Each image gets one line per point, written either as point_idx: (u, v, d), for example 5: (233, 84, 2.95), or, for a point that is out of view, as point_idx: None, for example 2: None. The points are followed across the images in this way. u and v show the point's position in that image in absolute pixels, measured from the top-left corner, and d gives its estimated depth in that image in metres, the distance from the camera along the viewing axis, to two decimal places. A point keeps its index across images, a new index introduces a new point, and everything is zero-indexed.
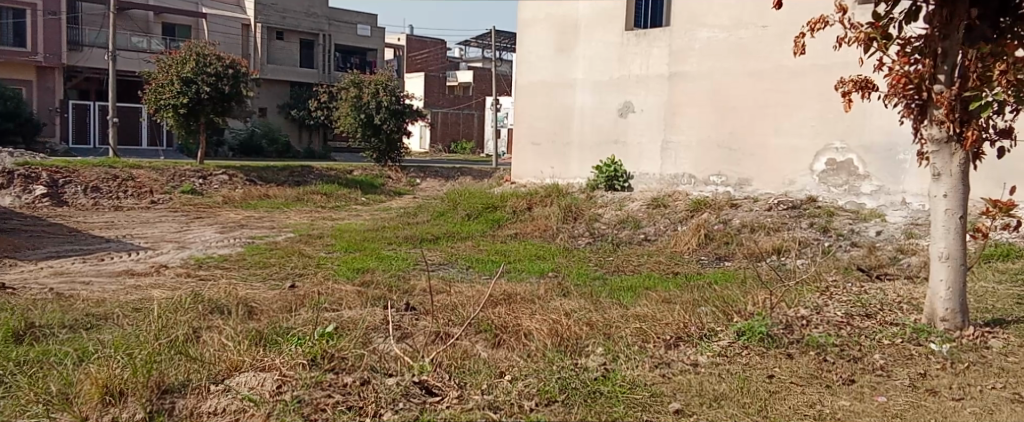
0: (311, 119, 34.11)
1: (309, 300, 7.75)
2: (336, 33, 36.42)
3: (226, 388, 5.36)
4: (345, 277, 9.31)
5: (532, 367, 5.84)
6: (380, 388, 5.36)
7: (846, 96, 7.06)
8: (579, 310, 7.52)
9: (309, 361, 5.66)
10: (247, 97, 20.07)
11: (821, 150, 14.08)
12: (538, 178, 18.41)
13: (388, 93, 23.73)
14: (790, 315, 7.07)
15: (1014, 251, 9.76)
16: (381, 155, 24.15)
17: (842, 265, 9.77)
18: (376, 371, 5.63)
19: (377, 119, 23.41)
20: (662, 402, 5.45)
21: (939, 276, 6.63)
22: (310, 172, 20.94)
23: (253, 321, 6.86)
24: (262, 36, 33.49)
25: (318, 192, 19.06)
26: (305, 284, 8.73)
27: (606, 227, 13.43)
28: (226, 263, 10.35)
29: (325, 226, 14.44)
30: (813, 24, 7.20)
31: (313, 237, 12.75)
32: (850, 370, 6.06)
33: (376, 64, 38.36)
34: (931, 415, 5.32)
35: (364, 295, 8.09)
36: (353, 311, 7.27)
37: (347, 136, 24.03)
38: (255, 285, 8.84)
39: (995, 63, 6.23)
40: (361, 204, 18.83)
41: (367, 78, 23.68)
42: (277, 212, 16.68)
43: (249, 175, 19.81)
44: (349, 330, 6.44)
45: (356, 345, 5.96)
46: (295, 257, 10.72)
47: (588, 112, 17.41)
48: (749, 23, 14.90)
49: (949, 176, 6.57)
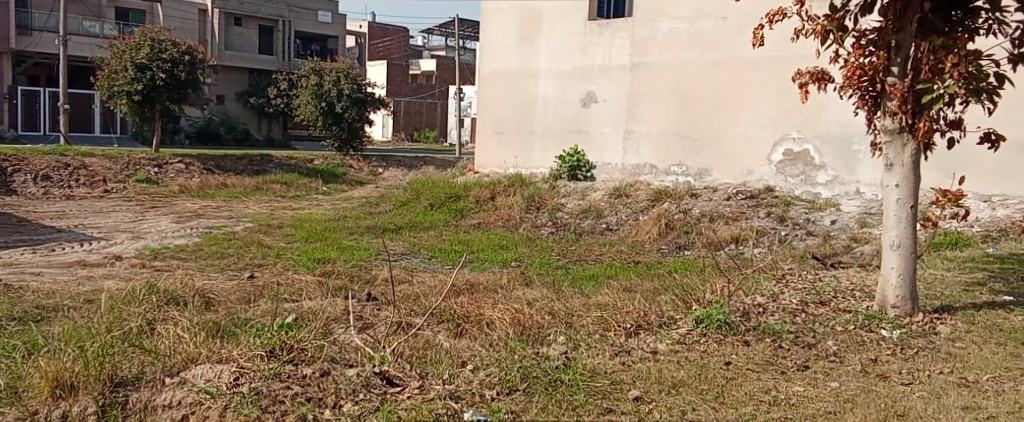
0: (270, 107, 33.77)
1: (268, 291, 7.73)
2: (295, 20, 36.02)
3: (182, 380, 5.32)
4: (305, 267, 9.27)
5: (493, 357, 5.87)
6: (339, 378, 5.36)
7: (803, 88, 7.16)
8: (541, 300, 7.58)
9: (267, 352, 5.62)
10: (204, 85, 19.81)
11: (779, 141, 14.30)
12: (500, 167, 18.42)
13: (350, 81, 23.56)
14: (747, 302, 7.21)
15: (963, 239, 10.00)
16: (342, 144, 23.96)
17: (798, 254, 9.95)
18: (336, 362, 5.62)
19: (337, 108, 23.26)
20: (621, 390, 5.52)
21: (891, 264, 6.80)
22: (269, 161, 20.75)
23: (210, 312, 6.82)
24: (220, 22, 32.98)
25: (278, 181, 18.93)
26: (264, 275, 8.69)
27: (568, 217, 13.52)
28: (183, 253, 10.25)
29: (286, 216, 14.34)
30: (771, 16, 7.30)
31: (274, 227, 12.66)
32: (804, 356, 6.19)
33: (337, 51, 38.28)
34: (882, 399, 5.45)
35: (325, 285, 8.07)
36: (313, 302, 7.26)
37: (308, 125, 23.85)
38: (213, 275, 8.77)
39: (948, 56, 6.24)
40: (322, 193, 18.72)
41: (328, 66, 23.43)
42: (236, 201, 16.51)
43: (206, 163, 19.62)
44: (309, 321, 6.40)
45: (317, 336, 5.89)
46: (253, 247, 10.64)
47: (552, 102, 17.45)
48: (710, 15, 15.06)
49: (902, 166, 6.72)
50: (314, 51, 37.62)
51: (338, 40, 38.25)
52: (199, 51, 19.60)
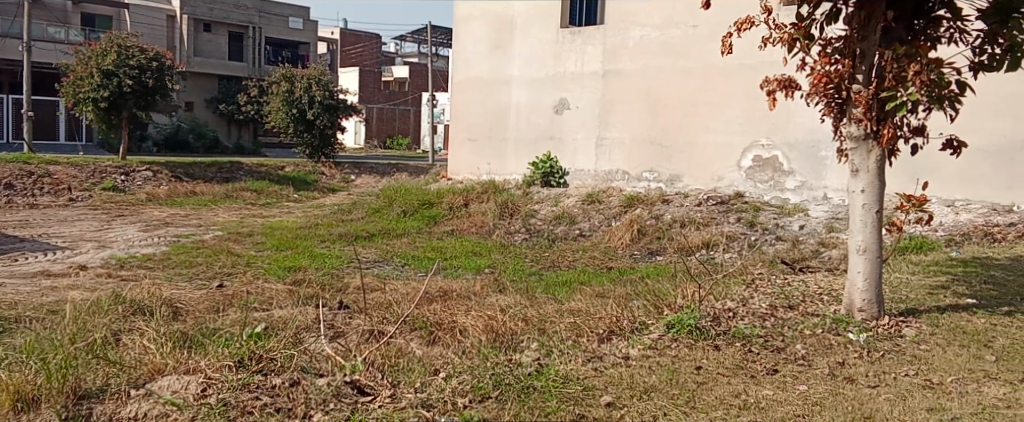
0: (241, 113, 33.56)
1: (237, 300, 7.68)
2: (266, 26, 35.82)
3: (148, 392, 5.30)
4: (276, 275, 9.23)
5: (466, 364, 5.89)
6: (310, 388, 5.35)
7: (770, 95, 7.25)
8: (514, 306, 7.60)
9: (236, 362, 5.61)
10: (172, 91, 19.66)
11: (748, 147, 14.45)
12: (473, 173, 18.46)
13: (322, 87, 23.47)
14: (717, 307, 7.29)
15: (927, 243, 10.18)
16: (314, 151, 23.80)
17: (768, 258, 10.06)
18: (306, 371, 5.61)
19: (309, 114, 23.16)
20: (594, 395, 5.55)
21: (857, 268, 6.90)
22: (239, 168, 20.62)
23: (177, 322, 6.78)
24: (189, 28, 32.77)
25: (248, 188, 18.81)
26: (234, 283, 8.64)
27: (541, 223, 13.57)
28: (150, 262, 10.17)
29: (256, 224, 14.25)
30: (739, 23, 7.35)
31: (244, 235, 12.58)
32: (773, 360, 6.27)
33: (308, 58, 38.12)
34: (849, 402, 5.53)
35: (296, 293, 8.04)
36: (284, 311, 7.23)
37: (279, 132, 23.72)
38: (181, 285, 8.71)
39: (909, 64, 6.37)
40: (293, 201, 18.63)
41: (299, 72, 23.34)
42: (205, 209, 16.39)
43: (175, 170, 19.46)
44: (280, 330, 6.39)
45: (286, 346, 5.88)
46: (223, 255, 10.58)
47: (524, 109, 17.52)
48: (680, 23, 15.22)
49: (867, 173, 6.83)
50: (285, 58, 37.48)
51: (310, 47, 38.14)
52: (167, 58, 19.44)
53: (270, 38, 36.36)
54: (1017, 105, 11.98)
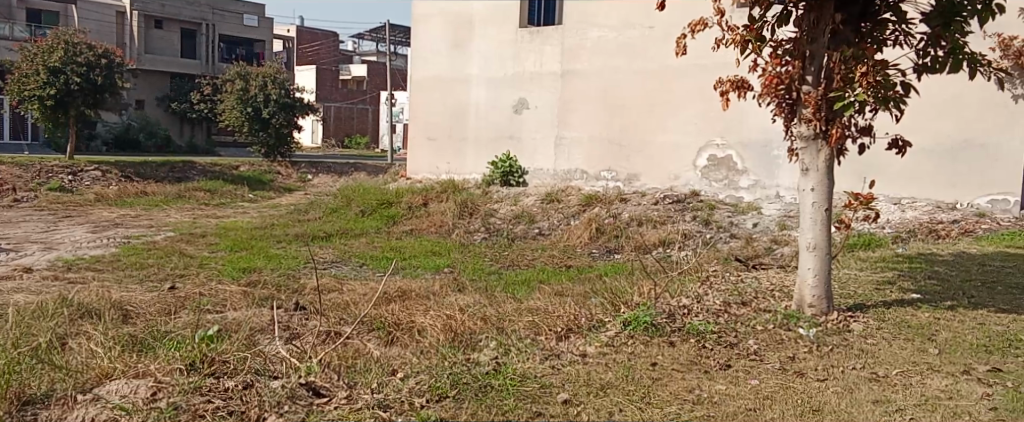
0: (194, 112, 33.30)
1: (191, 302, 7.61)
2: (220, 23, 35.61)
3: (95, 397, 5.24)
4: (230, 277, 9.17)
5: (424, 364, 5.92)
6: (263, 391, 5.34)
7: (723, 96, 7.33)
8: (473, 306, 7.65)
9: (188, 365, 5.60)
10: (122, 89, 19.37)
11: (702, 147, 14.67)
12: (432, 172, 18.45)
13: (277, 85, 23.29)
14: (672, 304, 7.41)
15: (875, 241, 10.44)
16: (270, 150, 23.67)
17: (722, 256, 10.24)
18: (259, 373, 5.59)
19: (264, 113, 22.96)
20: (551, 393, 5.63)
21: (808, 265, 7.07)
22: (192, 167, 20.40)
23: (128, 325, 6.72)
24: (140, 24, 32.33)
25: (201, 188, 18.59)
26: (187, 285, 8.57)
27: (501, 222, 13.64)
28: (99, 264, 10.03)
29: (209, 225, 14.12)
30: (693, 25, 7.40)
31: (196, 236, 12.45)
32: (726, 356, 6.40)
33: (264, 55, 37.80)
34: (799, 395, 5.66)
35: (251, 295, 8.01)
36: (238, 312, 7.21)
37: (233, 131, 23.47)
38: (132, 287, 8.61)
39: (857, 66, 6.55)
40: (248, 201, 18.46)
41: (254, 70, 23.15)
42: (156, 210, 16.18)
43: (125, 170, 19.18)
44: (233, 332, 6.37)
45: (240, 348, 5.89)
46: (174, 257, 10.47)
47: (483, 108, 17.56)
48: (637, 24, 15.41)
49: (817, 172, 6.99)
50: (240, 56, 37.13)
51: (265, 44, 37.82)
52: (117, 55, 19.21)
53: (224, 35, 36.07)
54: (960, 106, 12.53)
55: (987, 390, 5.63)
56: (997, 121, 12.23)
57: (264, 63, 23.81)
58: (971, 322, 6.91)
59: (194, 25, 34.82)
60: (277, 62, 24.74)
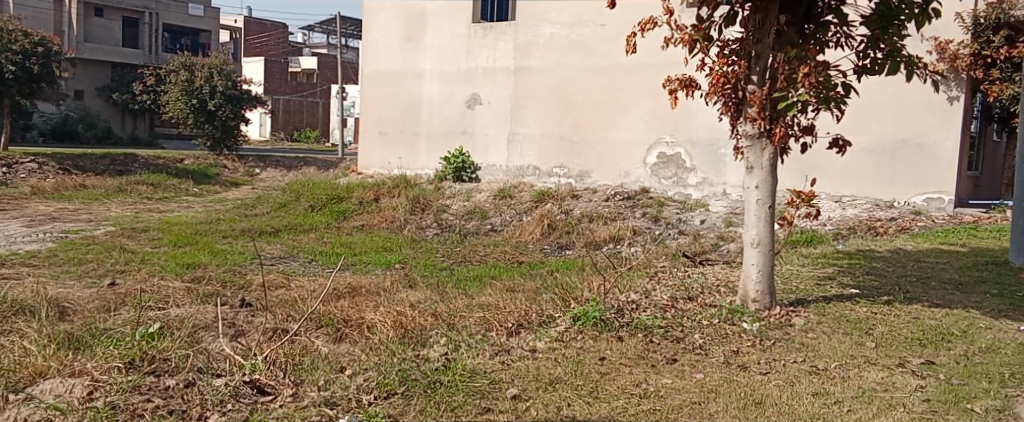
0: (135, 103, 33.93)
1: (131, 298, 7.50)
2: (163, 12, 37.02)
3: (29, 396, 5.16)
4: (173, 273, 9.06)
5: (373, 361, 5.93)
6: (206, 389, 5.31)
7: (672, 94, 7.42)
8: (424, 302, 7.68)
9: (127, 363, 5.55)
10: (60, 79, 18.94)
11: (653, 145, 15.08)
12: (384, 167, 18.34)
13: (224, 77, 22.99)
14: (621, 300, 7.52)
15: (816, 237, 10.71)
16: (215, 143, 23.35)
17: (670, 252, 10.41)
18: (201, 371, 5.56)
19: (210, 105, 22.64)
20: (500, 388, 5.69)
21: (752, 261, 7.24)
22: (134, 161, 20.08)
23: (65, 322, 6.61)
24: (78, 12, 33.46)
25: (144, 182, 18.26)
26: (127, 281, 8.45)
27: (453, 218, 13.66)
28: (35, 259, 9.81)
29: (151, 219, 13.90)
30: (643, 24, 7.45)
31: (138, 231, 12.26)
32: (672, 350, 6.52)
33: (209, 45, 39.55)
34: (742, 388, 5.80)
35: (194, 291, 7.94)
36: (181, 309, 7.13)
37: (178, 123, 23.11)
38: (69, 283, 8.47)
39: (800, 66, 6.68)
40: (193, 196, 18.18)
41: (199, 61, 22.80)
42: (96, 204, 15.86)
43: (64, 163, 18.78)
44: (175, 330, 6.31)
45: (182, 346, 5.85)
46: (114, 252, 10.30)
47: (436, 103, 17.53)
48: (589, 22, 15.67)
49: (761, 169, 7.15)
50: (185, 46, 38.75)
51: (210, 35, 39.47)
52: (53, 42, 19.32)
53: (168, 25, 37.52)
54: (898, 107, 13.05)
55: (921, 382, 5.82)
56: (931, 122, 12.80)
57: (210, 54, 23.47)
58: (907, 316, 7.13)
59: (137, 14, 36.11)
60: (224, 53, 24.38)
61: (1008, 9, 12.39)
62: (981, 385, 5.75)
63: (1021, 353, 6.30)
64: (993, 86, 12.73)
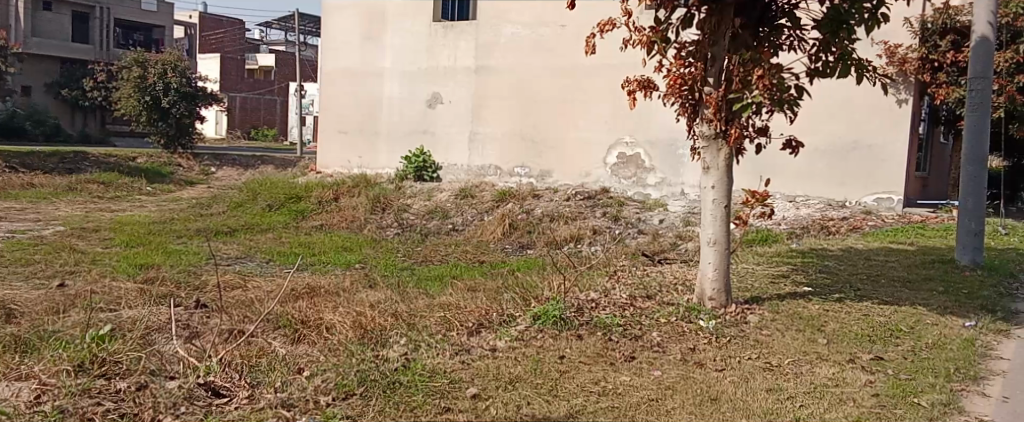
0: (86, 100, 33.32)
1: (81, 299, 7.40)
2: (114, 7, 36.67)
3: None
4: (126, 273, 8.96)
5: (332, 362, 5.93)
6: (158, 392, 5.27)
7: (630, 95, 7.49)
8: (384, 302, 7.69)
9: (76, 366, 5.48)
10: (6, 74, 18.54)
11: (612, 145, 15.30)
12: (344, 167, 18.26)
13: (179, 74, 22.71)
14: (581, 299, 7.61)
15: (770, 237, 10.91)
16: (170, 141, 23.03)
17: (630, 251, 10.53)
18: (154, 374, 5.52)
19: (164, 102, 22.36)
20: (460, 388, 5.72)
21: (708, 260, 7.36)
22: (83, 160, 19.78)
23: (12, 325, 6.52)
24: (26, 6, 32.91)
25: (95, 181, 17.97)
26: (77, 283, 8.33)
27: (414, 217, 13.67)
28: None
29: (102, 219, 13.70)
30: (601, 25, 7.50)
31: (88, 231, 12.09)
32: (630, 347, 6.62)
33: (163, 41, 39.07)
34: (698, 385, 5.90)
35: (147, 292, 7.86)
36: (133, 311, 7.06)
37: (130, 120, 22.78)
38: (17, 284, 8.32)
39: (754, 68, 6.80)
40: (146, 195, 17.94)
41: (152, 57, 22.47)
42: (44, 203, 15.57)
43: (12, 162, 18.40)
44: (128, 331, 6.26)
45: (134, 348, 5.80)
46: (64, 252, 10.14)
47: (396, 102, 17.50)
48: (549, 22, 15.78)
49: (717, 170, 7.27)
50: (137, 41, 38.46)
51: (163, 30, 39.11)
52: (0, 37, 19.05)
53: (120, 19, 37.21)
54: (849, 110, 13.42)
55: (869, 378, 5.98)
56: (882, 124, 13.12)
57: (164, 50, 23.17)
58: (857, 313, 7.32)
59: (87, 8, 35.62)
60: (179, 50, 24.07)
61: (954, 14, 12.61)
62: (928, 379, 5.92)
63: (966, 349, 6.50)
64: (940, 89, 12.73)
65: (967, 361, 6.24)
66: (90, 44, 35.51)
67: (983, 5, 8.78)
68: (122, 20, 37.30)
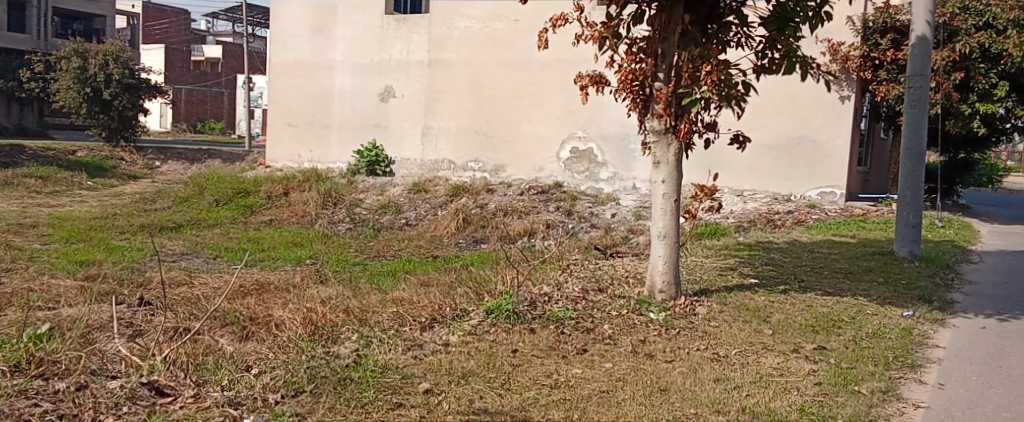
0: (23, 92, 32.27)
1: (19, 298, 7.22)
2: None
3: None
4: (66, 271, 8.74)
5: (281, 359, 5.87)
6: (99, 392, 5.19)
7: (582, 90, 7.49)
8: (336, 298, 7.63)
9: (12, 367, 5.38)
10: None
11: (565, 140, 15.38)
12: (294, 160, 18.05)
13: (121, 65, 22.27)
14: (534, 292, 7.63)
15: (719, 230, 11.05)
16: (112, 134, 22.50)
17: (583, 245, 10.59)
18: (95, 374, 5.43)
19: (105, 94, 21.88)
20: (412, 383, 5.69)
21: (658, 253, 7.44)
22: (22, 153, 19.26)
23: None
24: None
25: (34, 175, 17.50)
26: (14, 281, 8.11)
27: (367, 212, 13.58)
28: None
29: (41, 215, 13.33)
30: (554, 20, 7.49)
31: (26, 227, 11.75)
32: (582, 340, 6.65)
33: (104, 31, 38.91)
34: (648, 376, 5.96)
35: (88, 289, 7.69)
36: (73, 309, 6.91)
37: (70, 113, 22.22)
38: None
39: (703, 64, 6.84)
40: (87, 189, 17.53)
41: (93, 48, 22.06)
42: None
43: None
44: (68, 330, 6.13)
45: (74, 347, 5.69)
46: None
47: (348, 95, 17.35)
48: (502, 16, 15.78)
49: (667, 165, 7.33)
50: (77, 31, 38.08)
51: (104, 20, 38.90)
52: None
53: (59, 9, 36.77)
54: (797, 105, 13.64)
55: (813, 366, 6.10)
56: (829, 119, 13.38)
57: (106, 41, 22.71)
58: (801, 304, 7.45)
59: None
60: (121, 41, 23.57)
61: (894, 14, 12.86)
62: (868, 367, 6.05)
63: (904, 338, 6.67)
64: (881, 86, 12.97)
65: (905, 350, 6.41)
66: (27, 33, 34.58)
67: (922, 4, 8.98)
68: (62, 10, 36.93)
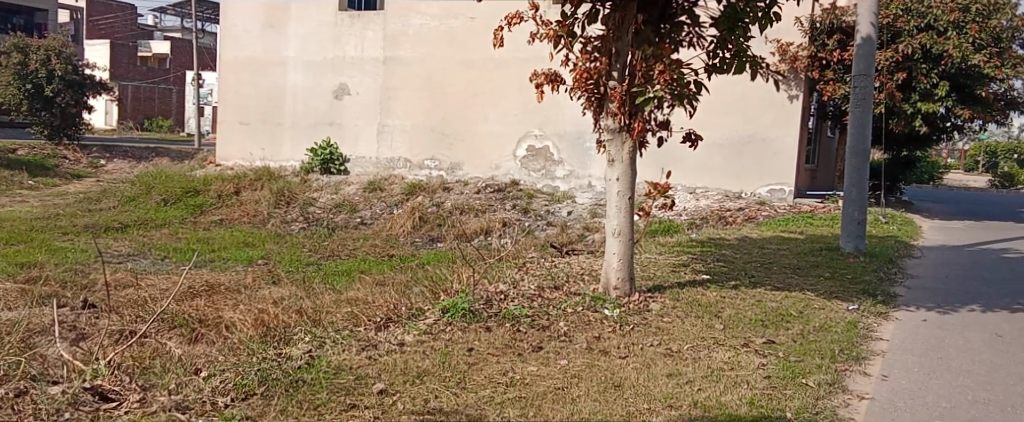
0: None
1: None
2: None
3: None
4: (6, 273, 8.50)
5: (230, 361, 5.77)
6: (40, 398, 5.05)
7: (537, 88, 7.47)
8: (288, 298, 7.51)
9: None
10: None
11: (522, 139, 15.43)
12: (246, 158, 17.77)
13: (63, 61, 21.79)
14: (490, 291, 7.60)
15: (672, 227, 11.12)
16: (54, 132, 21.92)
17: (539, 243, 10.60)
18: (36, 380, 5.29)
19: (47, 90, 21.34)
20: (366, 384, 5.62)
21: (613, 250, 7.46)
22: None
23: None
24: None
25: None
26: None
27: (321, 212, 13.41)
28: None
29: None
30: (508, 18, 7.46)
31: None
32: (538, 338, 6.63)
33: (46, 26, 37.99)
34: (603, 372, 5.96)
35: (29, 292, 7.47)
36: (13, 312, 6.70)
37: (10, 110, 21.62)
38: None
39: (656, 63, 6.86)
40: (28, 189, 17.06)
41: (33, 43, 21.55)
42: None
43: None
44: (7, 335, 5.95)
45: (13, 352, 5.54)
46: None
47: (301, 92, 17.14)
48: (458, 14, 15.72)
49: (622, 163, 7.35)
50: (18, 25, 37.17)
51: (47, 14, 37.99)
52: None
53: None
54: (749, 104, 13.83)
55: (763, 360, 6.15)
56: (779, 118, 13.58)
57: (48, 36, 22.19)
58: (751, 299, 7.52)
59: None
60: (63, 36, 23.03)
61: (840, 15, 13.01)
62: (816, 361, 6.13)
63: (851, 331, 6.76)
64: (828, 86, 13.10)
65: (851, 342, 6.50)
66: None
67: (867, 5, 9.12)
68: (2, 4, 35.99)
